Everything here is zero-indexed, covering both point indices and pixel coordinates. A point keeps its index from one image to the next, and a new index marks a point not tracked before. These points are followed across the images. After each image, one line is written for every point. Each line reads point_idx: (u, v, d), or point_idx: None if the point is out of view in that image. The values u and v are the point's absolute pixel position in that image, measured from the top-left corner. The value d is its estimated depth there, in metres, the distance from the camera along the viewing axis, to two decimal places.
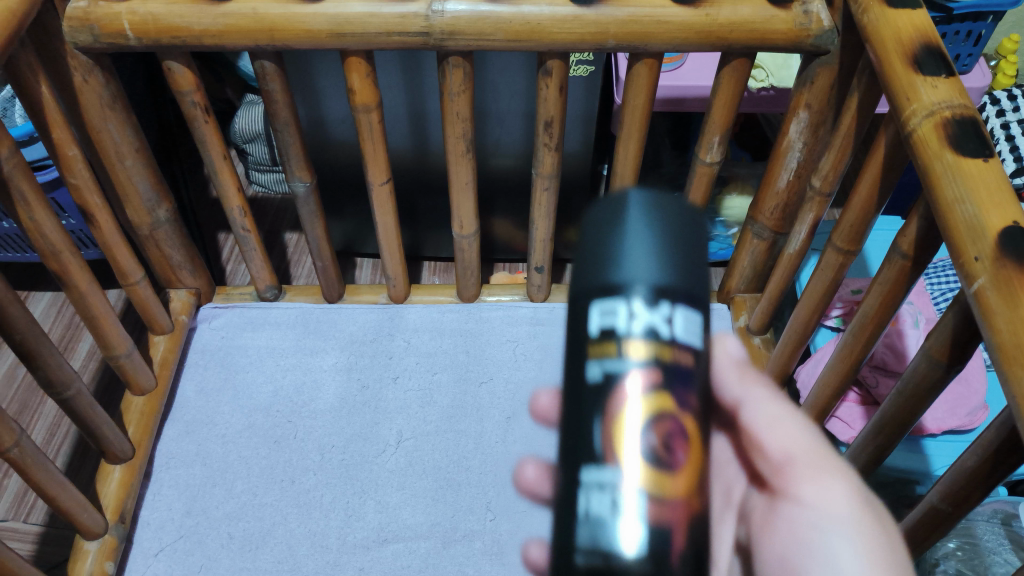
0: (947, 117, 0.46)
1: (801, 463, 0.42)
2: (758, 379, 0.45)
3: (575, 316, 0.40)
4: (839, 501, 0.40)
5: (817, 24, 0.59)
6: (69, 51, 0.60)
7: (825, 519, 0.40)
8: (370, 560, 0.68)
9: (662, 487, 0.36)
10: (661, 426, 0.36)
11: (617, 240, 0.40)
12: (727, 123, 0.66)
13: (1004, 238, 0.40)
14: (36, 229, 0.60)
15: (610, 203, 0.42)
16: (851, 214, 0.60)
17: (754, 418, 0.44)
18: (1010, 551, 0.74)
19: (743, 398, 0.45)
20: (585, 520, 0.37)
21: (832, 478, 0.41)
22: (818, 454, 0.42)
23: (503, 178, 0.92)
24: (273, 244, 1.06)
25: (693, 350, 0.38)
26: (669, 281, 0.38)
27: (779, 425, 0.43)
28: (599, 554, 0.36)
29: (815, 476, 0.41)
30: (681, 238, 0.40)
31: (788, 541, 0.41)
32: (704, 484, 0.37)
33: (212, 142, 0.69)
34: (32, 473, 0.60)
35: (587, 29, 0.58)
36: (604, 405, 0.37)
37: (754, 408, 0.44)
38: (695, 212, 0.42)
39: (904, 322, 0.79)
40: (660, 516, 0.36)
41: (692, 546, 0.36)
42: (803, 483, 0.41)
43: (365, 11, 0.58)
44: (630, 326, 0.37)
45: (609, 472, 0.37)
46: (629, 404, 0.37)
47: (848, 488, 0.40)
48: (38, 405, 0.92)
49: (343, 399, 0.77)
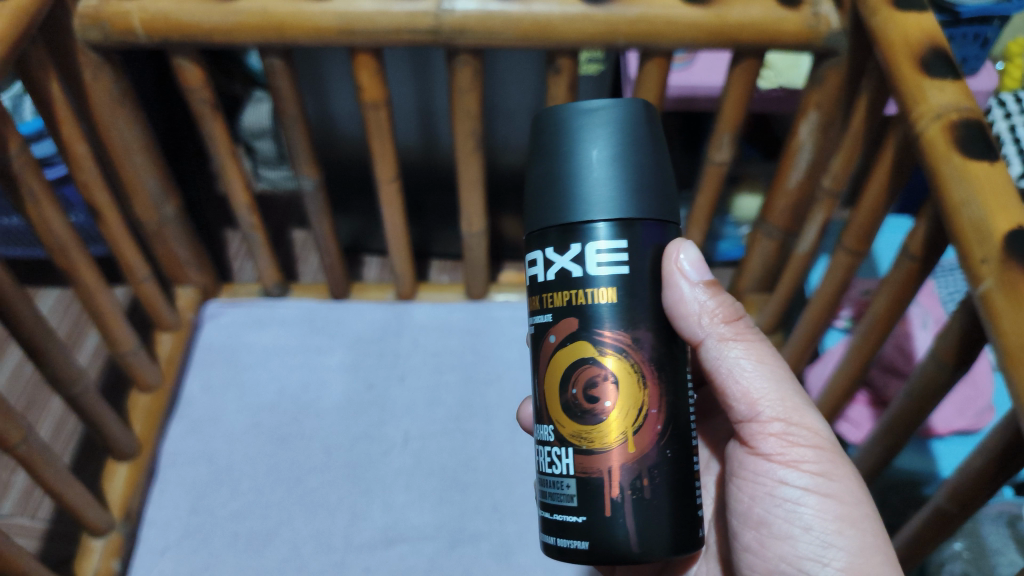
0: (955, 119, 0.47)
1: (767, 415, 0.47)
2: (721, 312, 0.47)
3: (536, 245, 0.43)
4: (807, 455, 0.46)
5: (826, 25, 0.59)
6: (79, 48, 0.61)
7: (793, 471, 0.46)
8: (376, 560, 0.68)
9: (592, 437, 0.42)
10: (590, 369, 0.42)
11: (569, 163, 0.42)
12: (736, 124, 0.66)
13: (1011, 240, 0.40)
14: (45, 226, 0.60)
15: (558, 116, 0.43)
16: (860, 216, 0.61)
17: (716, 362, 0.48)
18: (1015, 552, 0.74)
19: (706, 340, 0.47)
20: (540, 473, 0.44)
21: (799, 428, 0.46)
22: (786, 403, 0.47)
23: (512, 175, 0.92)
24: (280, 241, 1.08)
25: (636, 281, 0.41)
26: (628, 208, 0.41)
27: (743, 368, 0.47)
28: (547, 504, 0.43)
29: (782, 430, 0.46)
30: (636, 160, 0.42)
31: (757, 490, 0.47)
32: (638, 423, 0.41)
33: (219, 139, 0.69)
34: (39, 470, 0.60)
35: (597, 28, 0.58)
36: (542, 354, 0.44)
37: (716, 353, 0.47)
38: (647, 115, 0.43)
39: (913, 324, 0.79)
40: (592, 467, 0.41)
41: (635, 491, 0.41)
42: (770, 438, 0.47)
43: (375, 8, 0.58)
44: (582, 268, 0.41)
45: (547, 426, 0.44)
46: (563, 351, 0.42)
47: (816, 443, 0.46)
48: (44, 401, 0.92)
49: (349, 398, 0.77)
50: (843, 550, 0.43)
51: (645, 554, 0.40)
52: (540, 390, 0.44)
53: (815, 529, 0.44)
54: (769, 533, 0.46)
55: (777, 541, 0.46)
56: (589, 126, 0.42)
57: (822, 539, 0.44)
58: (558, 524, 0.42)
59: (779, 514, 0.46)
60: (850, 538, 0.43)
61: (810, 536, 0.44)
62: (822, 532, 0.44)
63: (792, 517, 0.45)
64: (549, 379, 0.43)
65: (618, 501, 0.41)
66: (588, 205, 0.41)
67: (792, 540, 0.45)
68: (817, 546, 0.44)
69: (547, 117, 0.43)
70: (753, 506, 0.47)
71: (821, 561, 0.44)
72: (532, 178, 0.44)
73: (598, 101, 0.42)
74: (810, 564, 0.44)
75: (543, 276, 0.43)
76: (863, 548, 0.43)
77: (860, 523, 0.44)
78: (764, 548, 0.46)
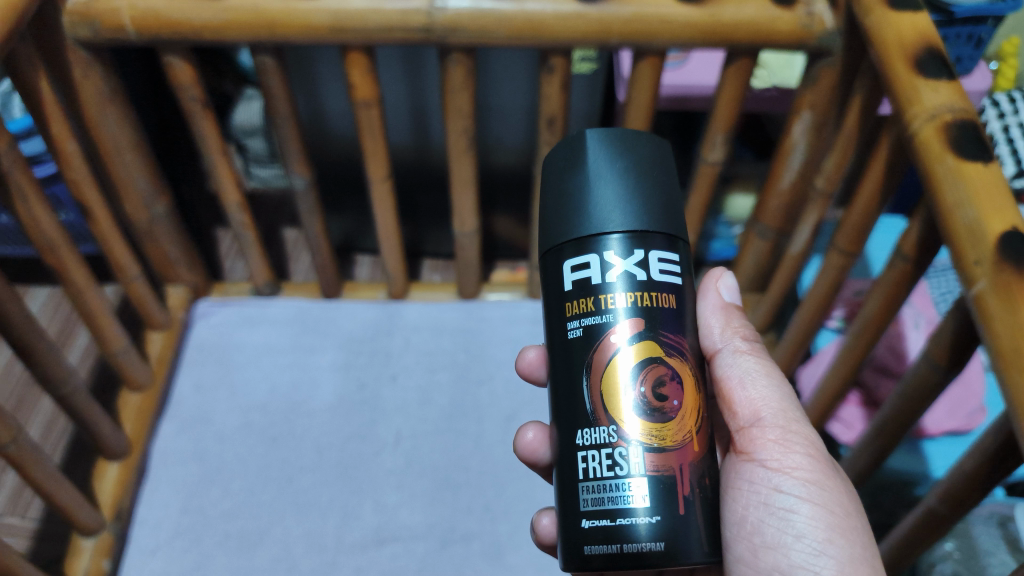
0: (949, 120, 0.46)
1: (769, 422, 0.46)
2: (743, 327, 0.48)
3: (551, 262, 0.43)
4: (801, 463, 0.46)
5: (820, 25, 0.59)
6: (68, 45, 0.60)
7: (788, 479, 0.45)
8: (367, 560, 0.68)
9: (660, 436, 0.39)
10: (650, 369, 0.40)
11: (582, 180, 0.42)
12: (730, 123, 0.66)
13: (1004, 241, 0.40)
14: (34, 223, 0.59)
15: (570, 144, 0.44)
16: (853, 217, 0.61)
17: (728, 370, 0.48)
18: (1007, 552, 0.74)
19: (722, 349, 0.48)
20: (584, 479, 0.40)
21: (796, 437, 0.46)
22: (787, 414, 0.47)
23: (504, 175, 0.92)
24: (272, 239, 1.07)
25: (674, 292, 0.41)
26: (643, 222, 0.41)
27: (753, 378, 0.47)
28: (603, 512, 0.39)
29: (780, 438, 0.46)
30: (645, 182, 0.42)
31: (751, 498, 0.46)
32: (700, 425, 0.40)
33: (211, 138, 0.69)
34: (29, 469, 0.59)
35: (590, 27, 0.58)
36: (595, 357, 0.40)
37: (729, 365, 0.48)
38: (657, 143, 0.45)
39: (905, 324, 0.79)
40: (662, 464, 0.39)
41: (701, 489, 0.40)
42: (769, 446, 0.46)
43: (366, 6, 0.57)
44: (609, 274, 0.40)
45: (608, 426, 0.40)
46: (620, 352, 0.40)
47: (815, 454, 0.46)
48: (34, 400, 0.92)
49: (341, 398, 0.76)
50: (833, 559, 0.43)
51: (715, 556, 0.39)
52: (593, 392, 0.40)
53: (807, 538, 0.44)
54: (761, 542, 0.45)
55: (768, 549, 0.45)
56: (603, 148, 0.43)
57: (814, 547, 0.44)
58: (620, 530, 0.38)
59: (772, 522, 0.45)
60: (840, 548, 0.44)
61: (801, 544, 0.44)
62: (813, 541, 0.44)
63: (784, 525, 0.45)
64: (606, 381, 0.40)
65: (690, 499, 0.39)
66: (604, 219, 0.41)
67: (784, 548, 0.44)
68: (807, 555, 0.44)
69: (565, 152, 0.44)
70: (747, 514, 0.46)
71: (812, 570, 0.43)
72: (544, 202, 0.45)
73: (604, 133, 0.43)
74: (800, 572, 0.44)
75: (585, 276, 0.41)
76: (852, 559, 0.43)
77: (850, 534, 0.44)
78: (756, 557, 0.45)
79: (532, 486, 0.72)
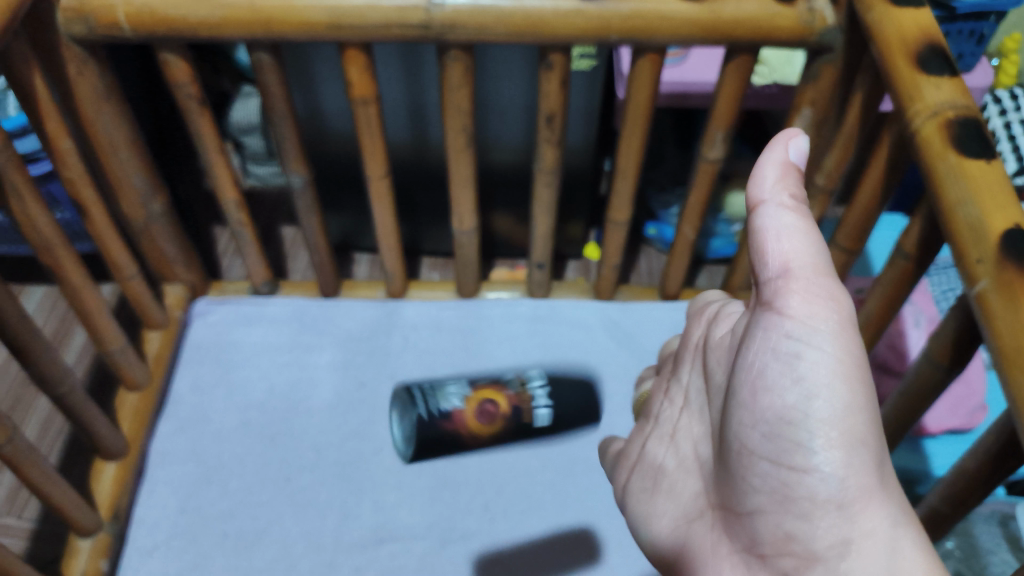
0: (951, 118, 0.46)
1: (798, 275, 0.43)
2: (797, 188, 0.45)
3: None
4: (822, 321, 0.42)
5: (821, 21, 0.58)
6: (62, 42, 0.59)
7: (805, 330, 0.42)
8: (366, 560, 0.67)
9: None
10: None
11: None
12: (729, 121, 0.66)
13: (1007, 240, 0.40)
14: (29, 222, 0.59)
15: None
16: (854, 215, 0.60)
17: (765, 222, 0.44)
18: (1007, 551, 0.75)
19: (768, 200, 0.44)
20: None
21: (822, 296, 0.42)
22: (820, 269, 0.43)
23: (503, 172, 0.91)
24: (270, 237, 1.06)
25: None
26: None
27: (788, 232, 0.43)
28: None
29: (806, 289, 0.42)
30: None
31: (762, 343, 0.44)
32: None
33: (208, 135, 0.68)
34: (24, 470, 0.59)
35: (590, 23, 0.57)
36: None
37: (770, 214, 0.44)
38: None
39: (906, 323, 0.79)
40: None
41: None
42: (793, 296, 0.42)
43: (364, 3, 0.57)
44: None
45: None
46: None
47: (838, 307, 0.42)
48: (31, 400, 0.91)
49: (339, 396, 0.76)
50: (829, 407, 0.41)
51: None
52: None
53: (806, 382, 0.41)
54: (761, 385, 0.43)
55: (766, 394, 0.43)
56: None
57: (808, 391, 0.41)
58: None
59: (777, 366, 0.43)
60: (840, 400, 0.41)
61: (799, 389, 0.42)
62: (811, 386, 0.41)
63: (787, 370, 0.42)
64: None
65: None
66: None
67: (781, 391, 0.42)
68: (801, 398, 0.41)
69: None
70: (754, 358, 0.44)
71: (806, 412, 0.41)
72: None
73: None
74: (794, 416, 0.41)
75: None
76: (850, 413, 0.41)
77: (855, 390, 0.41)
78: (755, 402, 0.43)
79: (531, 485, 0.71)
